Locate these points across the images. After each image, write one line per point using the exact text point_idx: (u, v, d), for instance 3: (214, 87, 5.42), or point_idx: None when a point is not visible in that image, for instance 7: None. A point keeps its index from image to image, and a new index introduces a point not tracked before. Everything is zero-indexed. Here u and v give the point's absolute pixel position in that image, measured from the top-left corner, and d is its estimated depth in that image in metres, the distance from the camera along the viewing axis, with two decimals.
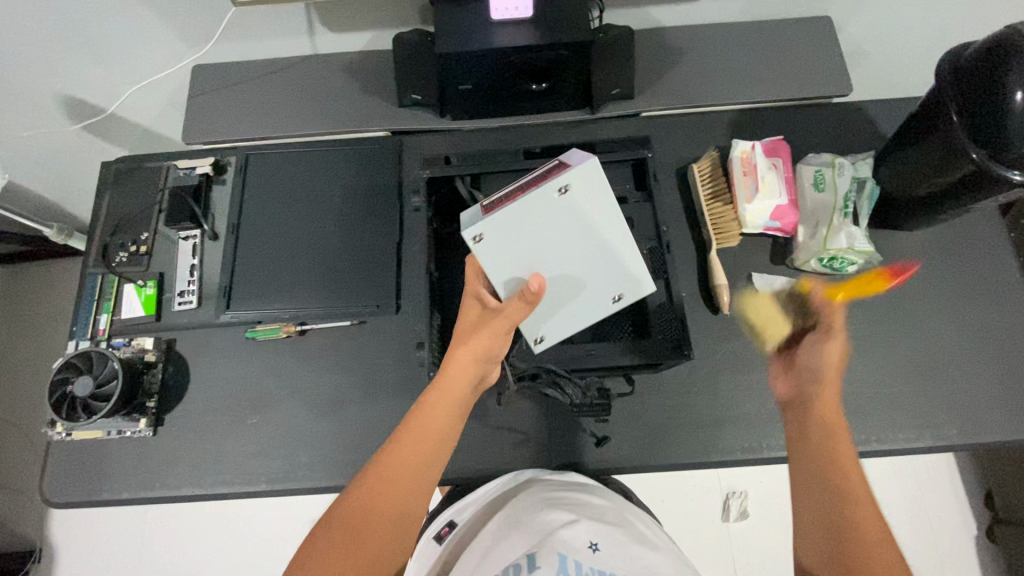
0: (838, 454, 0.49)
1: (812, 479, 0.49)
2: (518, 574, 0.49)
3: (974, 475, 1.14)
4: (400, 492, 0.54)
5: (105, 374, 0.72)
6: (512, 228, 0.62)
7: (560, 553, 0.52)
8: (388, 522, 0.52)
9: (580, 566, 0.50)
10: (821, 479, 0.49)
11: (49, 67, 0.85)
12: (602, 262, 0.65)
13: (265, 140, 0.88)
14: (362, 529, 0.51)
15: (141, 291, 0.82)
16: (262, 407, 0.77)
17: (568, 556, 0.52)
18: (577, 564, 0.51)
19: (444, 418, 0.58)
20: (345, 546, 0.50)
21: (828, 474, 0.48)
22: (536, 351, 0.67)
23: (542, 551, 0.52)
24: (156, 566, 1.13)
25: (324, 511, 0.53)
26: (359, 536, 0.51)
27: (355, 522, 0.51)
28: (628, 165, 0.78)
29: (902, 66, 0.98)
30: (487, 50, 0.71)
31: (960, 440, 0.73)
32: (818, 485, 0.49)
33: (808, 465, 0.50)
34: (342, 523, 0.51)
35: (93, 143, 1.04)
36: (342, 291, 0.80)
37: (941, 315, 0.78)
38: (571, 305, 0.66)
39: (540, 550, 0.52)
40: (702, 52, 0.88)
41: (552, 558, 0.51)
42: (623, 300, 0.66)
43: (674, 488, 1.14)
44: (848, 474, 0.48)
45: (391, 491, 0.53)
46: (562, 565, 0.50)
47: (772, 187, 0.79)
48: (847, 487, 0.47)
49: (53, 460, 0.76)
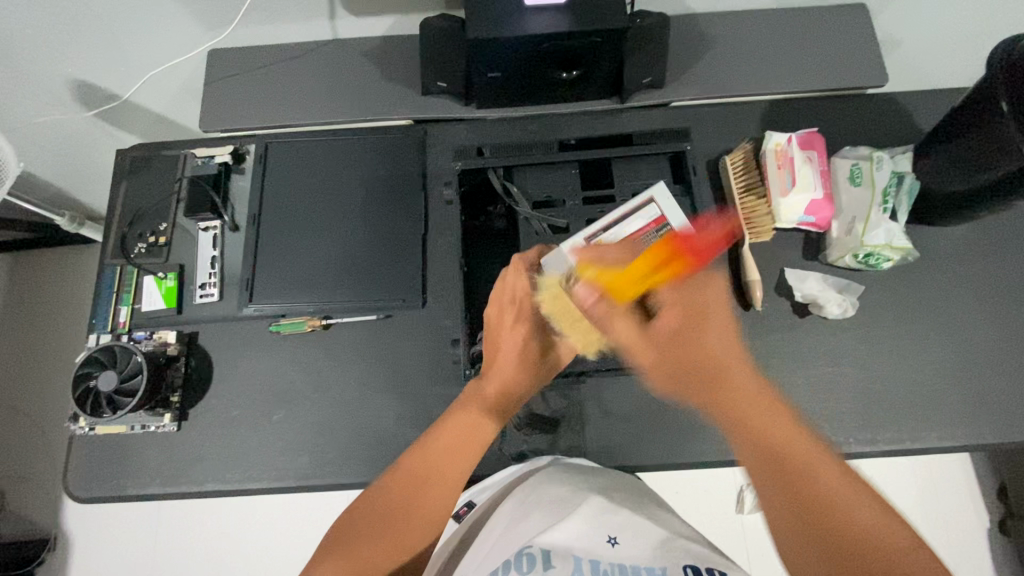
0: (759, 428, 0.44)
1: (780, 489, 0.41)
2: (531, 565, 0.46)
3: (987, 469, 1.14)
4: (428, 491, 0.54)
5: (130, 369, 0.71)
6: None
7: (576, 554, 0.47)
8: (419, 521, 0.53)
9: (598, 563, 0.46)
10: (790, 484, 0.41)
11: (63, 53, 0.83)
12: None
13: (284, 128, 0.86)
14: (392, 527, 0.52)
15: (161, 283, 0.80)
16: (287, 401, 0.76)
17: (584, 555, 0.47)
18: (595, 564, 0.46)
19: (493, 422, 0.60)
20: (375, 543, 0.51)
21: (795, 480, 0.41)
22: None
23: (557, 549, 0.48)
24: (171, 553, 1.13)
25: (362, 494, 0.55)
26: (388, 534, 0.52)
27: (381, 520, 0.52)
28: (665, 159, 0.78)
29: (939, 55, 0.95)
30: (522, 37, 0.69)
31: (992, 438, 0.72)
32: (775, 485, 0.42)
33: (762, 462, 0.42)
34: (370, 521, 0.52)
35: (105, 129, 1.01)
36: (367, 285, 0.78)
37: (975, 313, 0.77)
38: None
39: (557, 546, 0.48)
40: (736, 41, 0.85)
41: (568, 558, 0.47)
42: None
43: (690, 480, 1.14)
44: (779, 452, 0.42)
45: (419, 492, 0.54)
46: (579, 565, 0.46)
47: (809, 180, 0.76)
48: (807, 470, 0.42)
49: (76, 454, 0.75)
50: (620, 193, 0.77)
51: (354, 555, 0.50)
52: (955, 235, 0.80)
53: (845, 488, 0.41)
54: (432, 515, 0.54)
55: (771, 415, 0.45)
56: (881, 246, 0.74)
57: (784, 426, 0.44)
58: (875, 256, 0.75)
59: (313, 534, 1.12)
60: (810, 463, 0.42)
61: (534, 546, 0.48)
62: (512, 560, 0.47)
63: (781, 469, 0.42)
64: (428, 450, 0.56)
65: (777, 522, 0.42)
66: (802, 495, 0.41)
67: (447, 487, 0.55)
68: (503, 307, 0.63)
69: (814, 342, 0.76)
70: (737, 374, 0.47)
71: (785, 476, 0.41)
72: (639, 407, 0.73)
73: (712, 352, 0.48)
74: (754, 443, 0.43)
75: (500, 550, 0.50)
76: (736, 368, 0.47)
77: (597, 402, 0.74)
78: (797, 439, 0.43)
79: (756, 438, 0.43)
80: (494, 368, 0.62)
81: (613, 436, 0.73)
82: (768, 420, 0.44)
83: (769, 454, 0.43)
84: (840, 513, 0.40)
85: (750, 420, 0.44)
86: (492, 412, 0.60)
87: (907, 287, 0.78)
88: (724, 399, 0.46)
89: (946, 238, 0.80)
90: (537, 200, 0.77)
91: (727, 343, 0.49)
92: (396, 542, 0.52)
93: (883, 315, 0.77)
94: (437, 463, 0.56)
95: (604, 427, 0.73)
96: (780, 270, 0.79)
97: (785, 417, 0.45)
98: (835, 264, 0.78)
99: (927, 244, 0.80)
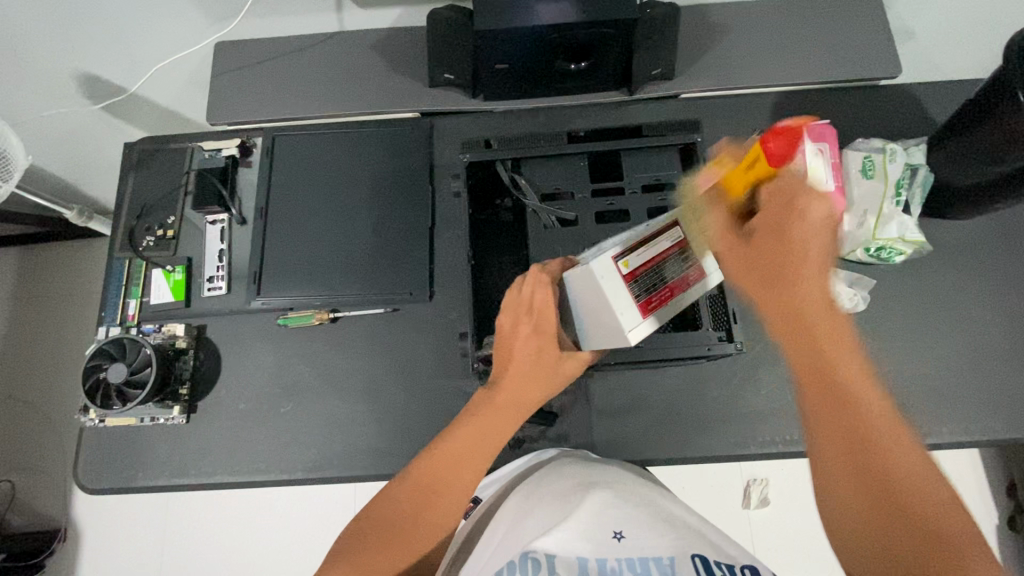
0: (833, 361, 0.43)
1: (832, 416, 0.41)
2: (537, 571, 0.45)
3: (998, 465, 1.13)
4: (440, 490, 0.55)
5: (139, 362, 0.72)
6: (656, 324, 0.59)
7: (582, 554, 0.46)
8: (426, 523, 0.53)
9: (604, 563, 0.45)
10: (846, 416, 0.40)
11: (71, 46, 0.83)
12: None
13: (290, 121, 0.85)
14: (402, 532, 0.52)
15: (170, 277, 0.80)
16: (295, 394, 0.76)
17: (590, 555, 0.46)
18: (601, 563, 0.45)
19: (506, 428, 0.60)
20: (386, 547, 0.51)
21: (857, 413, 0.40)
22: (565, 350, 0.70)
23: (561, 552, 0.47)
24: (181, 544, 1.14)
25: (369, 502, 0.55)
26: (399, 539, 0.52)
27: (391, 524, 0.52)
28: (675, 151, 0.78)
29: (953, 46, 0.93)
30: (529, 28, 0.68)
31: (1006, 434, 0.71)
32: (827, 409, 0.41)
33: (826, 414, 0.41)
34: (381, 525, 0.53)
35: (113, 123, 1.01)
36: (374, 277, 0.78)
37: (990, 307, 0.76)
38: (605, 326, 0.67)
39: (563, 549, 0.47)
40: (746, 32, 0.84)
41: (573, 561, 0.46)
42: None
43: (696, 475, 1.14)
44: (841, 382, 0.41)
45: (432, 495, 0.54)
46: (585, 566, 0.45)
47: (821, 173, 0.71)
48: (886, 452, 0.38)
49: (86, 446, 0.75)
50: (630, 186, 0.76)
51: (365, 560, 0.50)
52: (969, 228, 0.79)
53: (900, 440, 0.39)
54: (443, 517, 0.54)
55: (853, 363, 0.43)
56: (894, 240, 0.73)
57: (854, 367, 0.42)
58: (887, 250, 0.75)
59: (320, 527, 1.13)
60: (886, 437, 0.39)
61: (539, 550, 0.47)
62: (516, 563, 0.46)
63: (855, 438, 0.39)
64: (443, 454, 0.57)
65: (821, 455, 0.41)
66: (876, 470, 0.38)
67: (457, 492, 0.55)
68: (519, 316, 0.61)
69: None
70: (820, 307, 0.45)
71: (842, 406, 0.41)
72: (648, 401, 0.73)
73: (808, 281, 0.46)
74: (830, 409, 0.41)
75: (503, 552, 0.49)
76: (816, 301, 0.45)
77: (606, 397, 0.73)
78: (889, 420, 0.40)
79: (831, 405, 0.41)
80: (505, 379, 0.61)
81: (622, 430, 0.72)
82: (858, 390, 0.41)
83: (841, 420, 0.40)
84: (910, 492, 0.37)
85: (829, 383, 0.41)
86: (503, 422, 0.59)
87: (921, 281, 0.77)
88: (802, 325, 0.44)
89: (961, 232, 0.79)
90: (545, 191, 0.76)
91: (816, 308, 0.45)
92: (406, 546, 0.52)
93: (895, 310, 0.76)
94: (451, 468, 0.56)
95: (612, 421, 0.73)
96: None
97: (880, 397, 0.41)
98: (846, 257, 0.77)
99: (940, 237, 0.79)
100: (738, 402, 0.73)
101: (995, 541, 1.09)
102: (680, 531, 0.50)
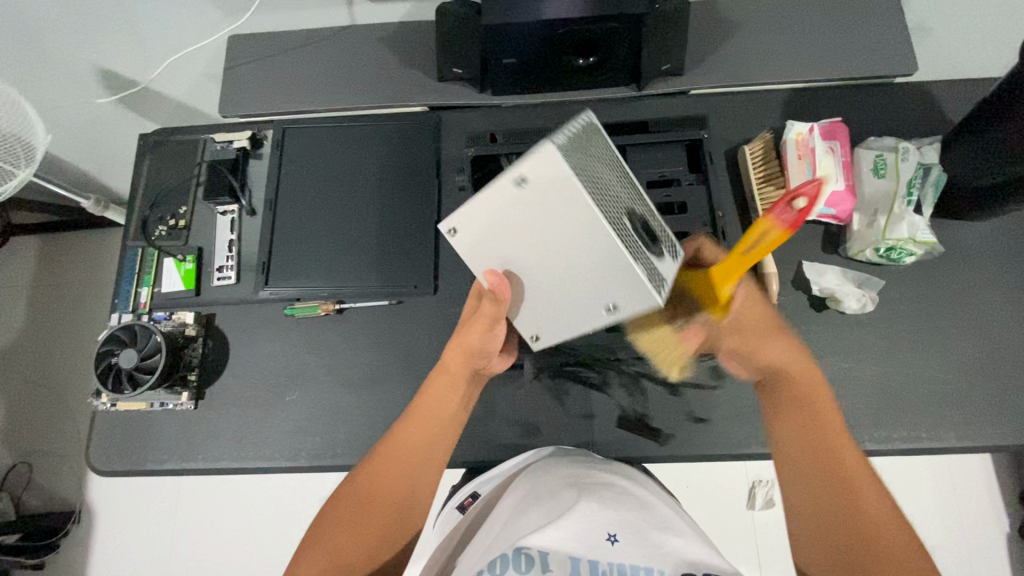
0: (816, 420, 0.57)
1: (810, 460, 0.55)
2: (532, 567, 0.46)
3: (1009, 474, 1.10)
4: (398, 475, 0.56)
5: (149, 347, 0.73)
6: (494, 227, 0.49)
7: (574, 553, 0.47)
8: (392, 506, 0.55)
9: (596, 564, 0.47)
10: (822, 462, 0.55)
11: (90, 38, 0.85)
12: (586, 258, 0.47)
13: (300, 114, 0.86)
14: (362, 517, 0.54)
15: (181, 266, 0.82)
16: (301, 383, 0.77)
17: (582, 554, 0.47)
18: (593, 565, 0.47)
19: (443, 395, 0.60)
20: (350, 533, 0.53)
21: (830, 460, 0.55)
22: (535, 348, 0.61)
23: (554, 548, 0.48)
24: (189, 528, 1.16)
25: (339, 490, 0.56)
26: (364, 518, 0.54)
27: (358, 507, 0.54)
28: (682, 147, 0.78)
29: (973, 44, 0.91)
30: (537, 22, 0.68)
31: (1014, 439, 0.70)
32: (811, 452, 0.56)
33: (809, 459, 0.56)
34: (345, 509, 0.54)
35: (128, 113, 1.03)
36: (380, 270, 0.79)
37: (1001, 311, 0.75)
38: (563, 309, 0.54)
39: (554, 548, 0.48)
40: (759, 28, 0.83)
41: (566, 561, 0.47)
42: (615, 311, 0.49)
43: (700, 475, 1.13)
44: (825, 438, 0.56)
45: (389, 479, 0.56)
46: (577, 567, 0.46)
47: (829, 171, 0.74)
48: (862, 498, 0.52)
49: (98, 429, 0.77)
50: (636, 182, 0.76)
51: (340, 547, 0.52)
52: (983, 230, 0.77)
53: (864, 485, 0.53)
54: (416, 500, 0.56)
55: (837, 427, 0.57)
56: (903, 241, 0.72)
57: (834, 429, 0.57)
58: (897, 250, 0.73)
59: None
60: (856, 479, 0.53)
61: (533, 546, 0.47)
62: (510, 557, 0.47)
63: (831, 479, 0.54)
64: (395, 429, 0.59)
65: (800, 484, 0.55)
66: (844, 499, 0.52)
67: (403, 471, 0.57)
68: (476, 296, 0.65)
69: (831, 337, 0.74)
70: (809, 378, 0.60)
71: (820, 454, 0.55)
72: (650, 398, 0.73)
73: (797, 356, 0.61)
74: (813, 464, 0.55)
75: (498, 544, 0.50)
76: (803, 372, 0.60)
77: (607, 391, 0.74)
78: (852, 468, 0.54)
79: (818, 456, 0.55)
80: None
81: (622, 425, 0.72)
82: (838, 450, 0.55)
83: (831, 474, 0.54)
84: (873, 529, 0.50)
85: (817, 444, 0.56)
86: (442, 385, 0.61)
87: (931, 282, 0.76)
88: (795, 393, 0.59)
89: (973, 233, 0.77)
90: None
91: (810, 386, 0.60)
92: (374, 527, 0.54)
93: (904, 311, 0.75)
94: (398, 453, 0.57)
95: (613, 416, 0.73)
96: (798, 261, 0.77)
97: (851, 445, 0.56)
98: (855, 257, 0.76)
99: (953, 238, 0.77)
100: (740, 400, 0.72)
101: (1007, 551, 1.07)
102: (673, 541, 0.50)
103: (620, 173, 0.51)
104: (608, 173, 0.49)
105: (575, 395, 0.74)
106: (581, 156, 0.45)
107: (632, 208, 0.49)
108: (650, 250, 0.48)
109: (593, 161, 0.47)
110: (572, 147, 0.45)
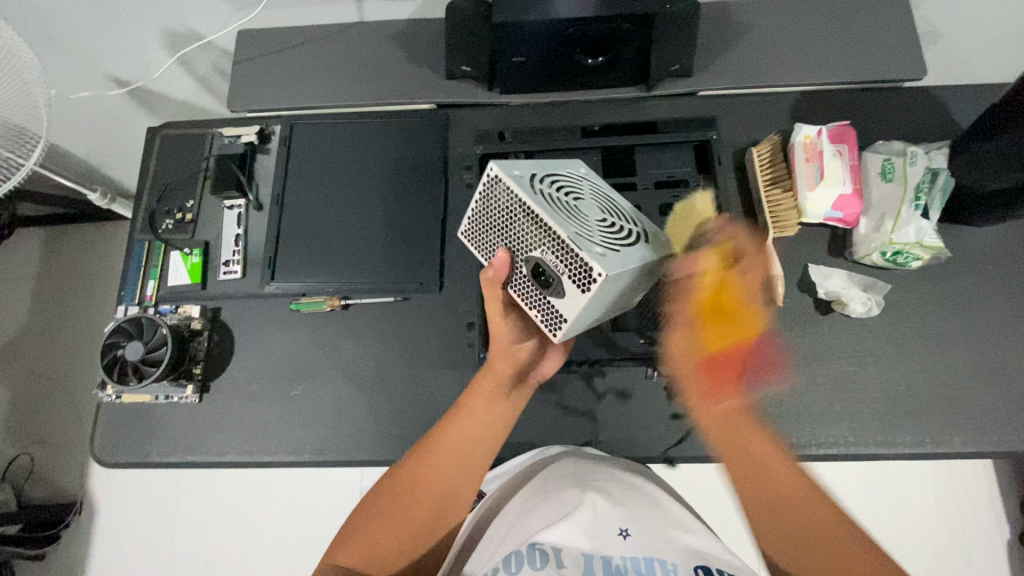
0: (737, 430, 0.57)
1: (742, 464, 0.55)
2: (547, 563, 0.45)
3: (1010, 479, 1.10)
4: (439, 477, 0.56)
5: (155, 341, 0.73)
6: None
7: (587, 550, 0.47)
8: (429, 511, 0.54)
9: (610, 559, 0.46)
10: (750, 466, 0.54)
11: (101, 30, 0.85)
12: None
13: (308, 109, 0.86)
14: (402, 504, 0.54)
15: (187, 259, 0.82)
16: (306, 379, 0.77)
17: (595, 550, 0.47)
18: (606, 560, 0.46)
19: (497, 401, 0.62)
20: (385, 523, 0.53)
21: (760, 464, 0.54)
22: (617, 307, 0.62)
23: (568, 545, 0.47)
24: (190, 520, 1.17)
25: (377, 482, 0.57)
26: (399, 517, 0.53)
27: (400, 499, 0.55)
28: (690, 148, 0.79)
29: (984, 50, 0.91)
30: (547, 21, 0.68)
31: (1021, 446, 0.70)
32: (742, 460, 0.55)
33: (742, 462, 0.55)
34: (386, 496, 0.55)
35: (136, 107, 1.03)
36: (385, 266, 0.79)
37: (1007, 317, 0.75)
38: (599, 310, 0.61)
39: (566, 545, 0.47)
40: (769, 31, 0.82)
41: (579, 556, 0.46)
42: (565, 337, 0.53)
43: (702, 477, 1.13)
44: (747, 443, 0.56)
45: (435, 479, 0.56)
46: (590, 563, 0.45)
47: (837, 174, 0.73)
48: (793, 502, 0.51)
49: (104, 421, 0.78)
50: (643, 182, 0.77)
51: (372, 541, 0.52)
52: (988, 235, 0.77)
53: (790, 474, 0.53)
54: (452, 510, 0.56)
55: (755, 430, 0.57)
56: (910, 245, 0.72)
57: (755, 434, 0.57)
58: (903, 254, 0.73)
59: (326, 512, 1.15)
60: (782, 475, 0.53)
61: (546, 542, 0.47)
62: (523, 553, 0.46)
63: (763, 480, 0.53)
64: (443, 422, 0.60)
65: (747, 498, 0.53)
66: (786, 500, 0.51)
67: (456, 466, 0.57)
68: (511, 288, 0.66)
69: (836, 341, 0.74)
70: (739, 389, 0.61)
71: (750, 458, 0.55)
72: (655, 400, 0.73)
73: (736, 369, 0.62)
74: (748, 471, 0.54)
75: (511, 542, 0.50)
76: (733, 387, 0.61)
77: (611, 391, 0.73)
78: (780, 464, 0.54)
79: (757, 483, 0.53)
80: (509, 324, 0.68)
81: (625, 425, 0.72)
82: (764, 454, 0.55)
83: (772, 500, 0.52)
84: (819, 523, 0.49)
85: (745, 449, 0.56)
86: (482, 388, 0.62)
87: (936, 287, 0.76)
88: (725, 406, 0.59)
89: (979, 239, 0.77)
90: None
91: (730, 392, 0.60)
92: (410, 526, 0.53)
93: (908, 316, 0.75)
94: (440, 455, 0.57)
95: (618, 416, 0.73)
96: (804, 265, 0.77)
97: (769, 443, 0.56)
98: (861, 261, 0.76)
99: (957, 243, 0.78)
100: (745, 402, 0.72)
101: (1006, 556, 1.07)
102: (685, 539, 0.50)
103: (524, 214, 0.51)
104: (518, 217, 0.51)
105: (580, 396, 0.73)
106: (483, 226, 0.56)
107: (530, 255, 0.51)
108: (544, 293, 0.51)
109: (496, 215, 0.54)
110: (476, 225, 0.57)
